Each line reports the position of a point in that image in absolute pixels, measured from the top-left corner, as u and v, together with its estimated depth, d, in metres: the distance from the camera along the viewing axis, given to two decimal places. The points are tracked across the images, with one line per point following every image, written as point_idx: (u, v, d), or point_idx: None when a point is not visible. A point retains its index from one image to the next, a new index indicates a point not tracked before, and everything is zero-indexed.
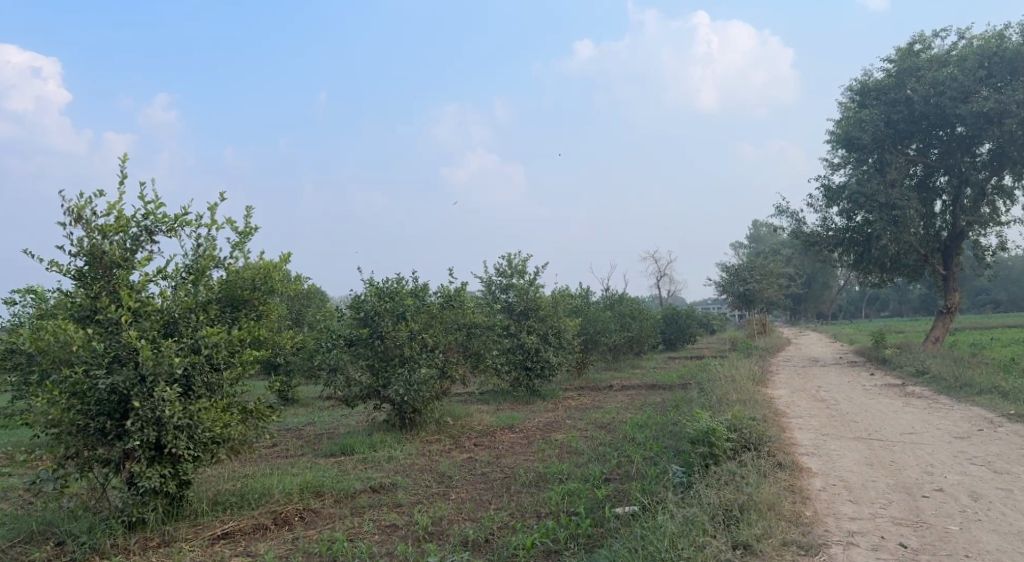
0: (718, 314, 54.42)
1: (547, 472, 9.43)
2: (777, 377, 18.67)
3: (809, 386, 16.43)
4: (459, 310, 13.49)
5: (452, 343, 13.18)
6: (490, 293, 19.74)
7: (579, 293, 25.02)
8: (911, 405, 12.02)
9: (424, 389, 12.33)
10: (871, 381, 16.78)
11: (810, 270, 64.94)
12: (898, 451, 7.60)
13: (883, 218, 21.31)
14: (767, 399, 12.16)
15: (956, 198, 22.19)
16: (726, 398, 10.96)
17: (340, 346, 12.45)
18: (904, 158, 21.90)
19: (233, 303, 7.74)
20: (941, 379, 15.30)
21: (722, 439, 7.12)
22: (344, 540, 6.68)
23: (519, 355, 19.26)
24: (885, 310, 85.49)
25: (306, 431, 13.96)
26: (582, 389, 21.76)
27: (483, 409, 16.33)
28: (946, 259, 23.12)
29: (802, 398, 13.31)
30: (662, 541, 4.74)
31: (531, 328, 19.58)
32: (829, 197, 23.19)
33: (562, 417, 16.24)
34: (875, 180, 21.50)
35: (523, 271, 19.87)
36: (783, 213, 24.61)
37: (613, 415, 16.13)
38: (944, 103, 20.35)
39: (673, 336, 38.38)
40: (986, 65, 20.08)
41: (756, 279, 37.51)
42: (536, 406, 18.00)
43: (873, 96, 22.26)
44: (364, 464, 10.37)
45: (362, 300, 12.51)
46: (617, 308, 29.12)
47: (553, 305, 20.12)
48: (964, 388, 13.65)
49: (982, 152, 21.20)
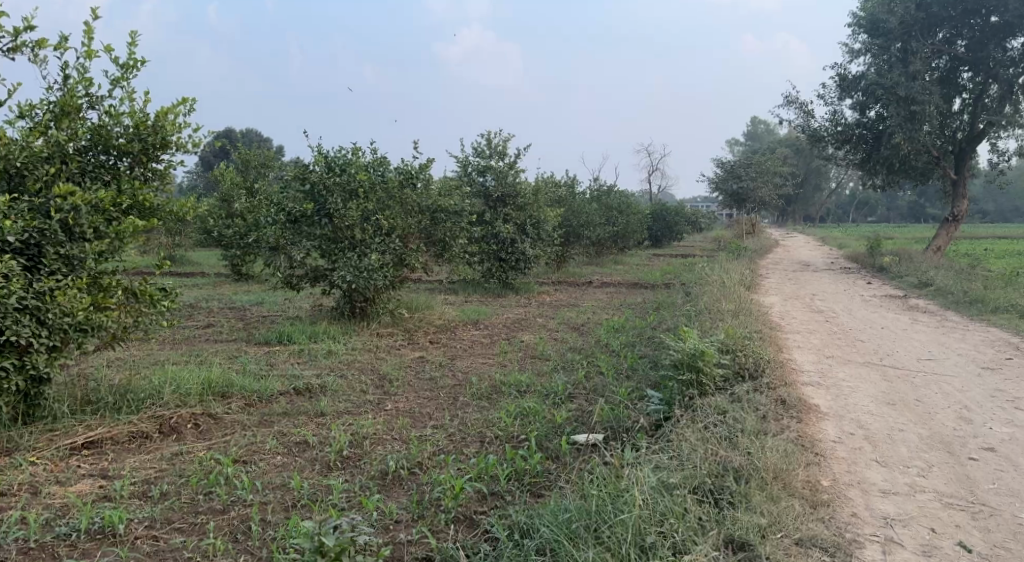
0: (706, 212, 52.92)
1: (504, 382, 8.18)
2: (768, 282, 17.45)
3: (802, 293, 15.21)
4: (421, 191, 11.79)
5: (412, 227, 11.61)
6: (466, 174, 18.05)
7: (564, 182, 23.35)
8: (920, 322, 10.79)
9: (377, 278, 10.84)
10: (870, 291, 15.58)
11: (805, 171, 63.18)
12: (921, 385, 6.37)
13: (899, 113, 19.59)
14: (760, 310, 10.90)
15: (979, 96, 20.46)
16: (716, 310, 9.67)
17: (281, 223, 10.77)
18: (931, 48, 19.96)
19: (117, 156, 6.10)
20: (946, 293, 14.09)
21: (712, 365, 5.98)
22: (232, 464, 5.22)
23: (493, 245, 17.90)
24: (871, 216, 84.32)
25: (248, 314, 12.61)
26: (559, 283, 20.53)
27: (448, 301, 15.03)
28: (958, 162, 21.53)
29: (798, 309, 12.07)
30: (629, 547, 3.61)
31: (508, 216, 18.08)
32: (843, 87, 21.34)
33: (534, 314, 15.01)
34: (896, 71, 19.57)
35: (504, 152, 18.13)
36: (792, 104, 22.79)
37: (588, 314, 14.89)
38: None
39: (660, 233, 36.99)
40: None
41: (751, 176, 35.92)
42: (507, 301, 16.77)
43: None
44: (298, 358, 8.94)
45: (308, 170, 10.79)
46: (604, 200, 27.53)
47: (533, 192, 18.52)
48: (973, 305, 12.45)
49: (1015, 46, 19.39)
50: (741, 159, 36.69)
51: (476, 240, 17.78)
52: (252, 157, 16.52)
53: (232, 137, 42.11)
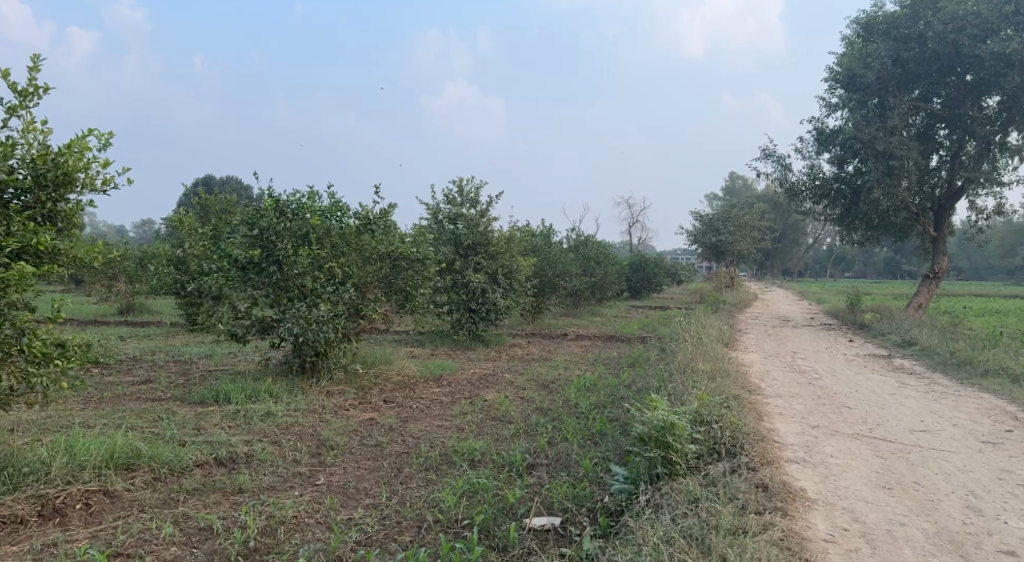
0: (686, 265, 52.69)
1: (457, 448, 7.36)
2: (747, 338, 16.82)
3: (783, 350, 14.59)
4: (381, 237, 11.08)
5: (371, 277, 10.89)
6: (436, 222, 17.47)
7: (540, 231, 22.77)
8: (909, 385, 10.15)
9: (326, 331, 9.99)
10: (852, 349, 14.97)
11: (783, 225, 63.47)
12: (919, 463, 5.69)
13: (877, 168, 19.32)
14: (739, 370, 10.22)
15: (955, 153, 20.28)
16: (692, 372, 8.97)
17: (224, 268, 9.95)
18: (908, 103, 19.81)
19: (11, 193, 5.44)
20: (931, 353, 13.51)
21: (683, 441, 5.23)
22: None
23: (463, 295, 17.17)
24: (848, 271, 84.83)
25: (193, 366, 11.70)
26: (532, 336, 19.79)
27: (413, 355, 14.22)
28: (936, 219, 21.25)
29: (778, 368, 11.41)
30: None
31: (480, 265, 17.41)
32: (821, 141, 21.13)
33: (502, 369, 14.20)
34: (873, 125, 19.38)
35: (476, 200, 17.58)
36: (769, 157, 22.56)
37: (560, 370, 14.12)
38: (962, 42, 18.35)
39: (639, 285, 36.46)
40: (1013, 2, 18.03)
41: (730, 229, 35.74)
42: (475, 354, 15.99)
43: (879, 32, 20.14)
44: (231, 420, 8.03)
45: (259, 214, 10.09)
46: (581, 251, 26.98)
47: (506, 241, 17.93)
48: (961, 367, 11.85)
49: (990, 104, 19.33)
50: (719, 212, 36.56)
51: (444, 289, 17.05)
52: (212, 201, 15.83)
53: (209, 182, 41.48)
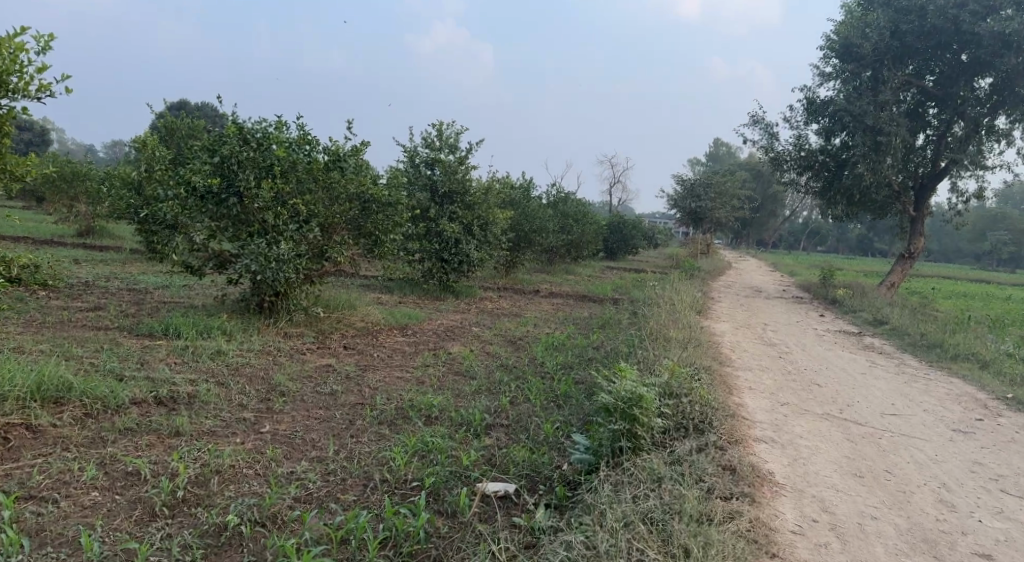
0: (664, 229, 52.51)
1: (414, 403, 7.04)
2: (720, 307, 16.64)
3: (755, 322, 14.43)
4: (351, 176, 10.58)
5: (338, 218, 10.44)
6: (413, 166, 16.93)
7: (519, 184, 22.27)
8: (880, 365, 10.01)
9: (285, 271, 9.54)
10: (824, 326, 14.85)
11: (763, 196, 63.41)
12: (891, 449, 5.50)
13: (864, 142, 19.04)
14: (711, 340, 10.00)
15: (943, 133, 20.03)
16: (663, 340, 8.72)
17: (181, 195, 9.43)
18: (901, 79, 19.46)
19: None
20: (903, 334, 13.42)
21: (650, 414, 4.99)
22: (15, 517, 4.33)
23: (436, 244, 16.74)
24: (822, 246, 85.38)
25: (148, 297, 11.22)
26: (503, 290, 19.46)
27: (379, 303, 13.82)
28: (917, 199, 21.10)
29: (750, 340, 11.22)
30: None
31: (455, 214, 16.95)
32: (810, 111, 20.77)
33: (470, 323, 13.86)
34: (864, 98, 19.03)
35: (456, 146, 17.05)
36: (757, 124, 22.19)
37: (529, 327, 13.82)
38: (962, 19, 17.95)
39: (616, 246, 36.20)
40: None
41: (710, 196, 35.51)
42: (444, 305, 15.64)
43: (879, 3, 19.67)
44: (177, 358, 7.63)
45: (222, 141, 9.56)
46: (559, 208, 26.56)
47: (483, 192, 17.46)
48: (931, 350, 11.74)
49: (983, 86, 19.06)
50: (701, 178, 36.27)
51: (416, 237, 16.59)
52: (179, 127, 15.13)
53: (183, 111, 40.16)
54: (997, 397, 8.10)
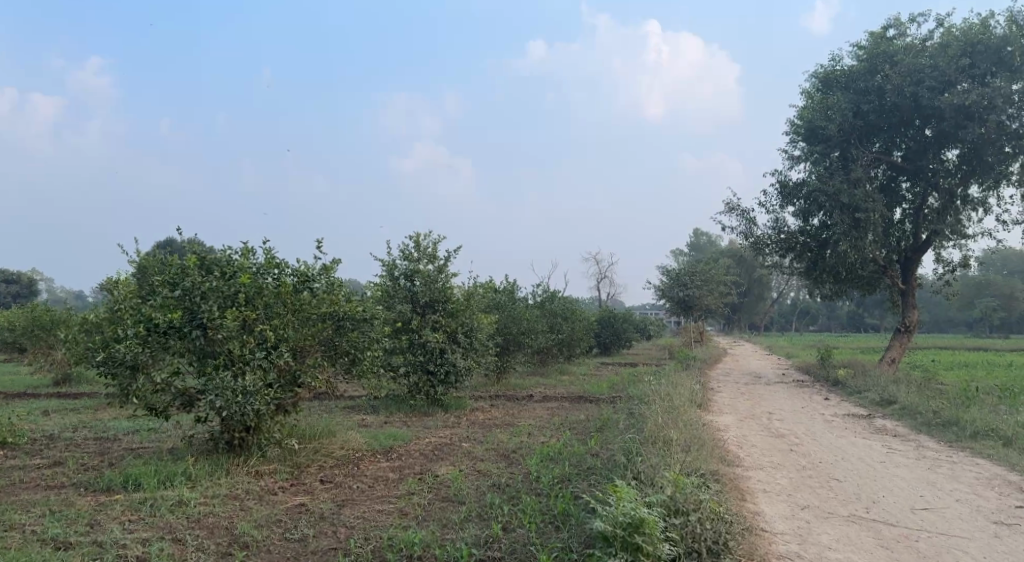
0: (654, 320, 52.17)
1: (395, 540, 6.34)
2: (719, 397, 16.01)
3: (758, 410, 13.79)
4: (320, 295, 10.17)
5: (311, 341, 10.00)
6: (391, 279, 16.56)
7: (503, 287, 21.87)
8: (896, 450, 9.39)
9: (252, 404, 8.96)
10: (829, 409, 14.23)
11: (749, 279, 63.61)
12: (930, 557, 4.97)
13: (843, 220, 18.95)
14: (714, 437, 9.37)
15: (919, 206, 20.04)
16: (664, 446, 8.11)
17: (140, 333, 8.97)
18: (870, 156, 19.56)
19: None
20: (912, 412, 12.80)
21: (655, 542, 4.54)
22: None
23: (421, 356, 16.20)
24: (812, 325, 85.17)
25: (113, 445, 10.48)
26: (495, 398, 18.76)
27: (363, 425, 13.11)
28: (904, 272, 20.84)
29: (756, 433, 10.59)
30: None
31: (437, 324, 16.48)
32: (784, 194, 20.74)
33: (460, 438, 13.13)
34: (837, 178, 19.07)
35: (434, 255, 16.77)
36: (733, 211, 22.21)
37: (523, 437, 13.10)
38: (921, 94, 18.23)
39: (608, 341, 35.65)
40: (969, 54, 17.96)
41: (697, 284, 35.40)
42: (433, 421, 14.94)
43: (838, 84, 20.03)
44: (132, 513, 6.94)
45: (182, 274, 9.22)
46: (548, 308, 26.15)
47: (466, 298, 17.06)
48: (947, 429, 11.10)
49: (950, 157, 19.19)
50: (686, 267, 36.26)
51: (399, 351, 16.06)
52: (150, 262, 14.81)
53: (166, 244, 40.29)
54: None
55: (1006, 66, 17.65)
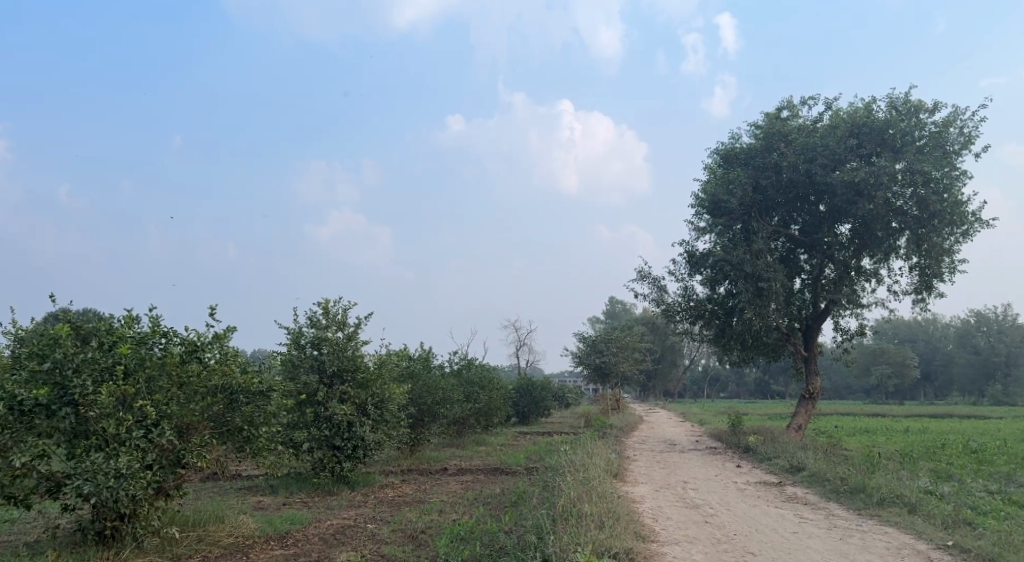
0: (572, 388, 52.05)
1: None
2: (634, 466, 15.78)
3: (673, 479, 13.61)
4: (210, 367, 9.76)
5: (200, 419, 9.60)
6: (297, 347, 15.82)
7: (417, 355, 21.20)
8: (807, 520, 9.31)
9: (126, 487, 8.45)
10: (743, 477, 14.18)
11: (662, 346, 64.71)
12: None
13: (747, 290, 19.43)
14: (629, 510, 9.09)
15: (817, 277, 20.77)
16: (577, 522, 7.77)
17: (4, 413, 8.41)
18: (770, 228, 20.22)
19: None
20: (822, 479, 12.86)
21: None
22: None
23: (326, 430, 15.44)
24: (724, 392, 87.00)
25: None
26: (407, 473, 18.01)
27: (253, 510, 12.23)
28: (807, 339, 21.42)
29: (671, 504, 10.36)
30: None
31: (345, 395, 15.78)
32: (692, 264, 21.20)
33: (364, 519, 12.41)
34: (740, 248, 19.59)
35: (344, 322, 16.20)
36: (645, 279, 22.53)
37: (432, 515, 12.47)
38: (815, 171, 19.00)
39: (527, 409, 35.20)
40: (856, 135, 18.81)
41: (613, 351, 35.63)
42: (337, 500, 14.15)
43: (738, 161, 20.67)
44: None
45: (54, 346, 8.69)
46: (464, 376, 25.61)
47: (376, 368, 16.44)
48: (855, 496, 11.15)
49: (843, 231, 19.98)
50: (602, 333, 36.50)
51: (302, 425, 15.29)
52: None
53: None
54: (936, 552, 7.46)
55: (890, 147, 18.52)
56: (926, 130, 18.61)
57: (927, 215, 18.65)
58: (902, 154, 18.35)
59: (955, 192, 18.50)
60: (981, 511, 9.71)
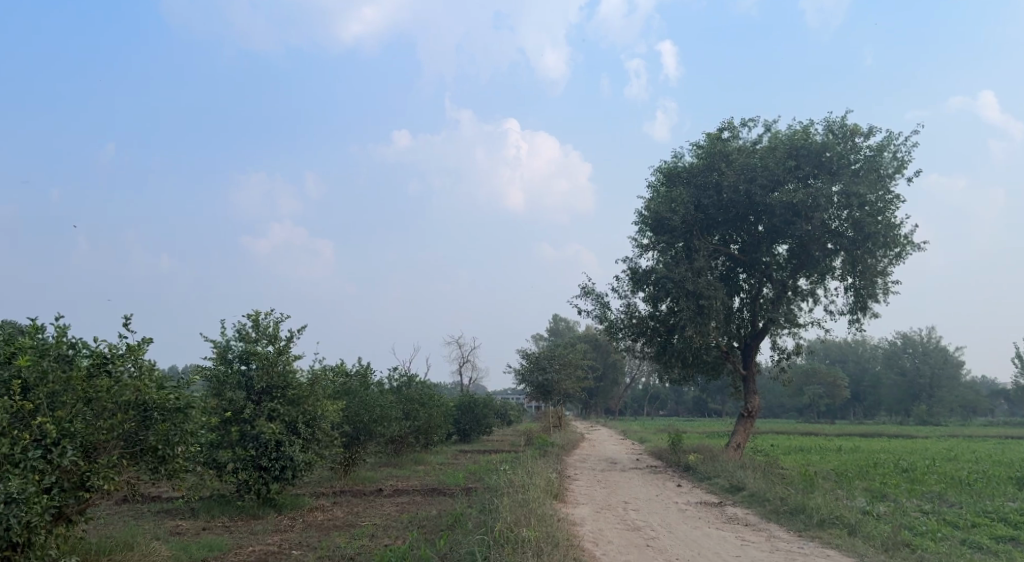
0: (514, 405, 51.63)
1: None
2: (574, 486, 15.43)
3: (614, 500, 13.30)
4: (119, 383, 9.03)
5: (107, 438, 8.86)
6: (224, 362, 15.07)
7: (354, 372, 20.46)
8: (748, 542, 9.08)
9: (19, 513, 7.70)
10: (683, 497, 13.97)
11: (604, 364, 64.93)
12: None
13: (688, 308, 19.38)
14: (569, 534, 8.69)
15: (755, 297, 20.77)
16: (515, 549, 7.33)
17: None
18: (711, 247, 20.25)
19: None
20: (762, 499, 12.73)
21: None
22: None
23: (253, 450, 14.67)
24: (664, 410, 87.76)
25: None
26: (340, 495, 17.30)
27: (165, 538, 11.44)
28: (745, 358, 21.48)
29: (612, 526, 10.02)
30: None
31: (274, 413, 15.03)
32: (634, 281, 21.08)
33: (289, 545, 11.73)
34: (682, 266, 19.56)
35: (275, 335, 15.50)
36: (588, 295, 22.35)
37: (363, 540, 11.87)
38: (754, 191, 19.15)
39: (468, 427, 34.59)
40: (794, 156, 19.00)
41: (555, 368, 35.44)
42: (263, 525, 13.41)
43: (680, 180, 20.56)
44: None
45: None
46: (403, 392, 24.95)
47: (308, 384, 15.76)
48: (795, 517, 11.01)
49: (781, 252, 20.16)
50: (545, 350, 36.28)
51: (227, 445, 14.51)
52: None
53: None
54: None
55: (826, 169, 18.79)
56: (861, 154, 18.94)
57: (861, 237, 18.82)
58: (839, 177, 18.63)
59: (887, 215, 18.87)
60: (919, 532, 9.65)
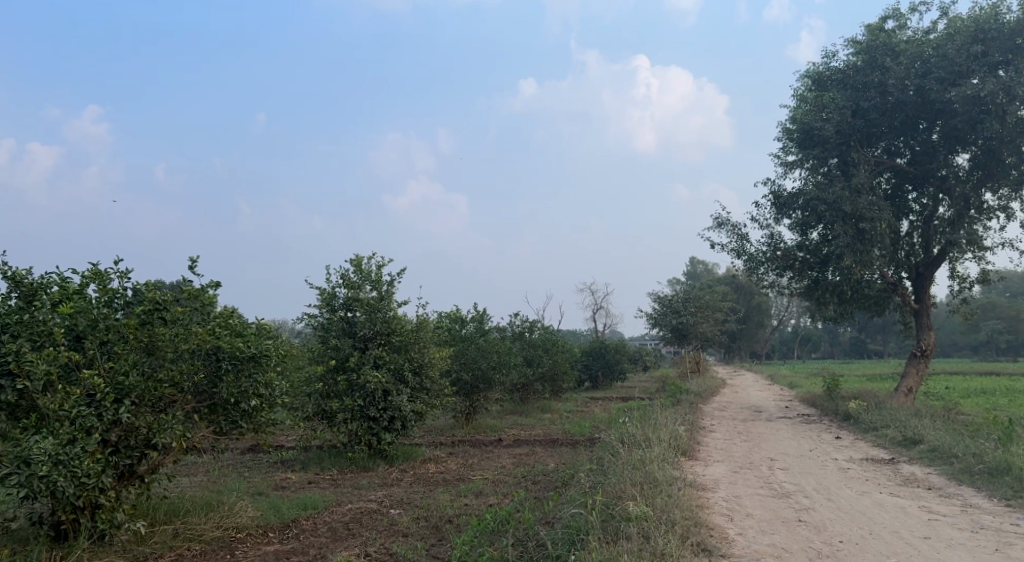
0: (650, 353, 49.47)
1: None
2: (711, 439, 13.55)
3: (757, 456, 11.36)
4: (180, 332, 8.10)
5: (171, 391, 7.97)
6: (329, 307, 14.25)
7: (470, 318, 19.34)
8: (939, 516, 7.03)
9: (65, 475, 6.89)
10: (842, 452, 11.81)
11: (746, 306, 61.39)
12: None
13: (846, 232, 16.67)
14: (696, 506, 6.98)
15: (928, 217, 17.83)
16: (618, 537, 5.72)
17: None
18: (872, 160, 17.36)
19: None
20: (945, 457, 10.43)
21: None
22: None
23: (361, 399, 13.77)
24: (814, 353, 82.47)
25: None
26: (459, 445, 16.33)
27: (262, 494, 10.68)
28: (916, 290, 18.50)
29: (752, 492, 8.17)
30: None
31: (381, 360, 14.04)
32: (778, 206, 18.50)
33: (391, 503, 10.67)
34: (837, 184, 16.82)
35: (379, 280, 14.50)
36: (723, 226, 20.02)
37: (469, 499, 10.64)
38: (928, 87, 16.08)
39: (600, 374, 33.12)
40: (981, 42, 15.76)
41: (691, 311, 33.17)
42: (371, 479, 12.53)
43: (834, 85, 17.77)
44: None
45: None
46: (525, 339, 23.66)
47: (416, 330, 14.69)
48: (996, 480, 8.74)
49: (962, 162, 17.00)
50: (678, 293, 34.02)
51: (336, 395, 13.74)
52: None
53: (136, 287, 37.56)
54: None
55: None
56: None
57: None
58: None
59: None
60: None
